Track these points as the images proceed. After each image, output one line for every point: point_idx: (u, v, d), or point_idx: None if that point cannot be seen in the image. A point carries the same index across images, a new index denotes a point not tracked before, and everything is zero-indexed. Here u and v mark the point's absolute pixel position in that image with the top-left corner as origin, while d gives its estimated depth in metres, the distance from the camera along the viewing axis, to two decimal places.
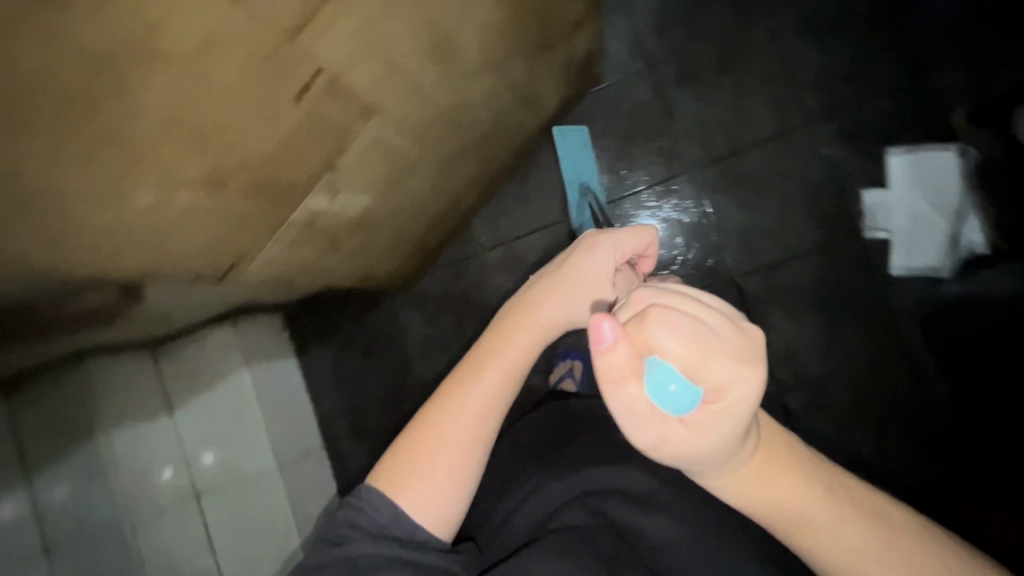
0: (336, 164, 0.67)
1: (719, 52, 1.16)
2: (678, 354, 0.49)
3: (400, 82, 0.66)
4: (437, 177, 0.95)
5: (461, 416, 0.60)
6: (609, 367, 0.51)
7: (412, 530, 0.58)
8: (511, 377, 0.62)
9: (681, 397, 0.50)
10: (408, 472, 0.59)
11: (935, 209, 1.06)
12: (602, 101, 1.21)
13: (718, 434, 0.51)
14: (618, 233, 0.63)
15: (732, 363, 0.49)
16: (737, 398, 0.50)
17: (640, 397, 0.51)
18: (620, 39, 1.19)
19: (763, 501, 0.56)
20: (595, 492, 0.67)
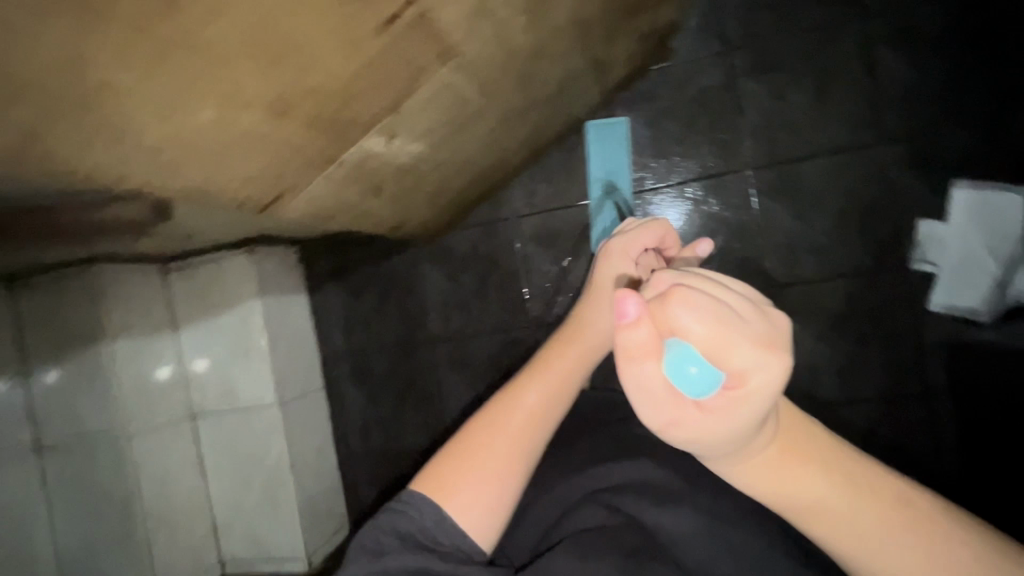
0: (403, 106, 0.62)
1: (801, 47, 1.09)
2: (701, 334, 0.44)
3: (486, 26, 0.60)
4: (493, 134, 0.89)
5: (510, 424, 0.59)
6: (628, 344, 0.46)
7: (456, 538, 0.56)
8: (563, 385, 0.62)
9: (701, 382, 0.45)
10: (453, 478, 0.58)
11: (989, 252, 1.02)
12: (668, 80, 1.14)
13: (740, 422, 0.46)
14: (630, 233, 0.66)
15: (756, 348, 0.44)
16: (759, 385, 0.45)
17: (659, 379, 0.46)
18: (699, 16, 1.12)
19: (776, 491, 0.51)
20: (609, 488, 0.65)
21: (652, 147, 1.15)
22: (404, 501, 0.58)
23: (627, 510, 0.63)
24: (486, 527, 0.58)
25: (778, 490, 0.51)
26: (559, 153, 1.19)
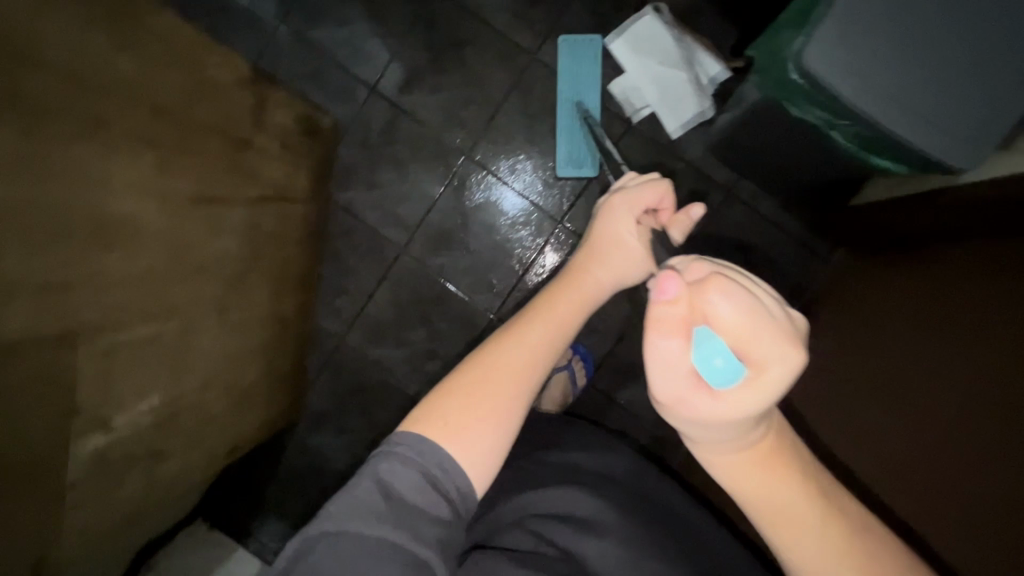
0: (76, 400, 0.61)
1: (424, 44, 1.18)
2: (725, 322, 0.49)
3: (89, 287, 0.60)
4: (234, 319, 0.89)
5: (517, 358, 0.62)
6: (659, 317, 0.51)
7: (456, 478, 0.55)
8: (566, 326, 0.67)
9: (718, 372, 0.49)
10: (460, 400, 0.58)
11: (670, 65, 1.10)
12: (356, 145, 1.20)
13: (743, 415, 0.49)
14: (635, 191, 0.71)
15: (780, 345, 0.48)
16: (776, 380, 0.48)
17: (678, 356, 0.51)
18: (335, 84, 1.18)
19: (751, 491, 0.51)
20: (539, 514, 0.67)
21: (392, 201, 1.21)
22: (404, 440, 0.56)
23: (552, 537, 0.63)
24: (484, 470, 0.57)
25: (761, 499, 0.51)
26: (330, 264, 1.22)
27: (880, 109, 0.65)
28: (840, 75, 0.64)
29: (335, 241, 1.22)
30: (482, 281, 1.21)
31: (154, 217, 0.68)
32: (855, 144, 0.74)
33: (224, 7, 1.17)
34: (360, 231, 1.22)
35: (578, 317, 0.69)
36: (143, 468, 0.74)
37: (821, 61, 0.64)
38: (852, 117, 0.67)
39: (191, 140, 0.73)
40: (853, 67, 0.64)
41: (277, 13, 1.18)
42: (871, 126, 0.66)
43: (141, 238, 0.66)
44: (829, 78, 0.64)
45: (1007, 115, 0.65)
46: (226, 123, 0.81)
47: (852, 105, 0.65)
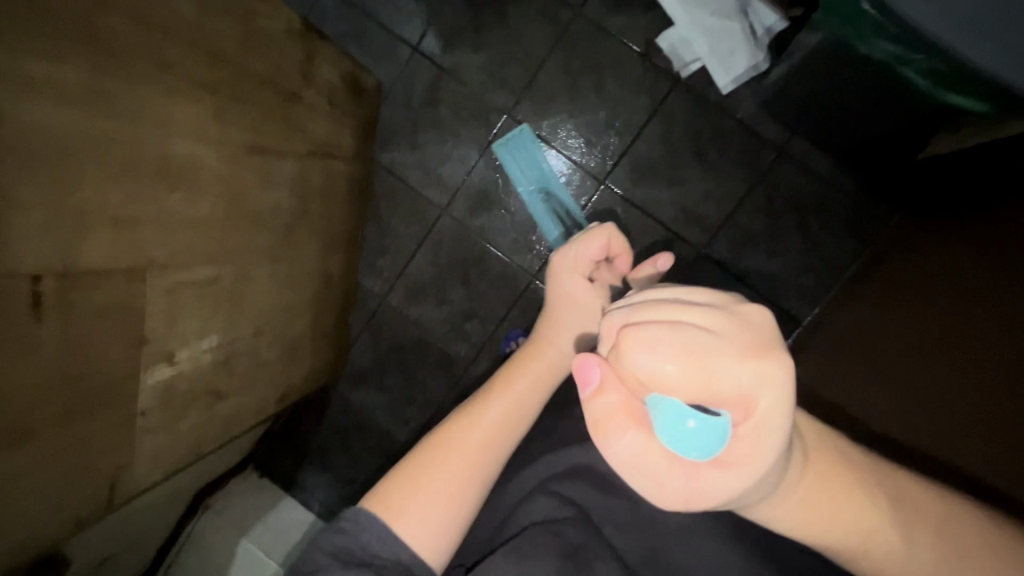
0: (147, 333, 0.64)
1: (467, 1, 1.16)
2: (676, 379, 0.37)
3: (157, 224, 0.63)
4: (284, 270, 0.92)
5: (467, 441, 0.65)
6: (602, 418, 0.41)
7: (397, 550, 0.58)
8: (518, 406, 0.68)
9: (697, 439, 0.38)
10: (413, 484, 0.62)
11: (722, 16, 1.05)
12: (397, 106, 1.20)
13: (752, 473, 0.39)
14: (574, 249, 0.71)
15: (747, 366, 0.37)
16: (768, 409, 0.38)
17: (650, 457, 0.40)
18: (377, 44, 1.19)
19: (817, 530, 0.47)
20: (558, 478, 0.67)
21: (433, 162, 1.21)
22: (359, 517, 0.60)
23: (575, 499, 0.65)
24: (433, 544, 0.60)
25: (829, 531, 0.46)
26: (372, 225, 1.24)
27: (961, 36, 0.60)
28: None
29: (377, 202, 1.24)
30: (521, 241, 1.20)
31: (213, 160, 0.70)
32: (929, 81, 0.71)
33: None
34: (402, 192, 1.23)
35: (533, 398, 0.69)
36: (203, 405, 0.78)
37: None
38: (926, 49, 0.64)
39: (246, 87, 0.75)
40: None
41: None
42: (949, 55, 0.62)
43: (201, 179, 0.68)
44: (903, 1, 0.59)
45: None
46: (277, 74, 0.82)
47: (928, 31, 0.60)
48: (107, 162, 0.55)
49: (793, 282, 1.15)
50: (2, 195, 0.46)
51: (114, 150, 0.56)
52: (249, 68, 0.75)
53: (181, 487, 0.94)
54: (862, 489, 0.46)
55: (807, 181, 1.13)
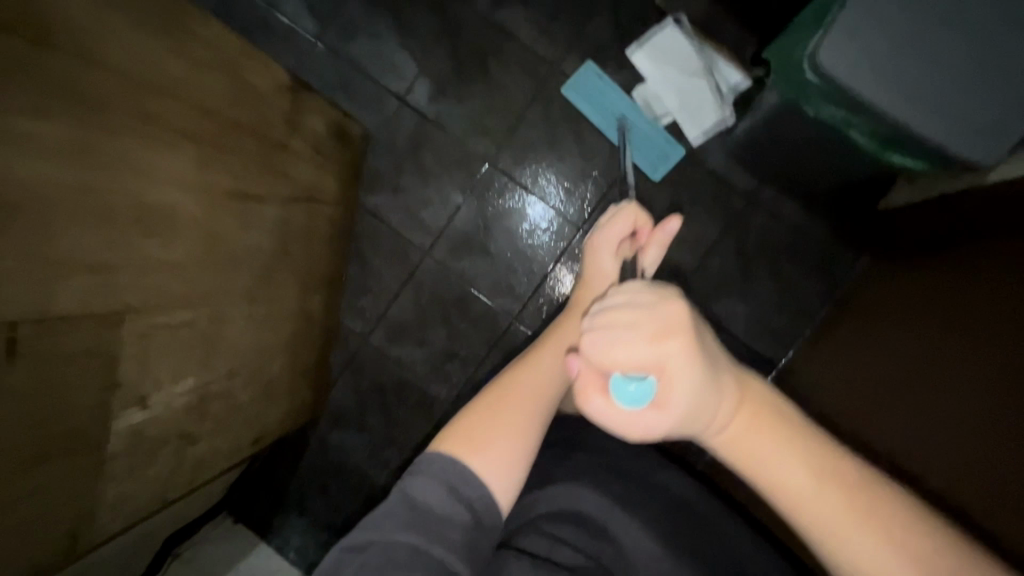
0: (120, 377, 0.65)
1: (451, 57, 1.22)
2: (611, 356, 0.51)
3: (136, 270, 0.65)
4: (262, 312, 0.93)
5: (530, 386, 0.71)
6: (578, 382, 0.53)
7: (477, 487, 0.59)
8: (574, 349, 0.75)
9: (636, 396, 0.51)
10: (483, 424, 0.65)
11: (692, 74, 1.12)
12: (383, 153, 1.25)
13: (683, 414, 0.51)
14: (610, 224, 0.76)
15: (658, 341, 0.50)
16: (678, 367, 0.50)
17: (613, 415, 0.52)
18: (365, 95, 1.24)
19: (755, 475, 0.51)
20: (550, 516, 0.67)
21: (416, 206, 1.25)
22: (433, 460, 0.61)
23: (566, 538, 0.65)
24: (504, 485, 0.62)
25: (768, 479, 0.51)
26: (355, 267, 1.26)
27: (900, 107, 0.65)
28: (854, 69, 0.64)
29: (360, 244, 1.26)
30: (502, 284, 1.23)
31: (195, 208, 0.72)
32: (874, 142, 0.76)
33: (262, 23, 1.25)
34: (385, 235, 1.26)
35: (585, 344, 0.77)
36: (173, 449, 0.77)
37: (839, 58, 0.65)
38: (867, 114, 0.69)
39: (232, 138, 0.78)
40: (873, 63, 0.65)
41: (311, 29, 1.25)
42: (891, 123, 0.67)
43: (182, 226, 0.71)
44: (845, 75, 0.65)
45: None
46: (265, 127, 0.86)
47: (870, 102, 0.65)
48: (92, 212, 0.57)
49: (764, 325, 1.17)
50: None
51: (98, 201, 0.58)
52: (238, 121, 0.79)
53: (148, 534, 0.91)
54: (795, 444, 0.51)
55: (776, 228, 1.17)
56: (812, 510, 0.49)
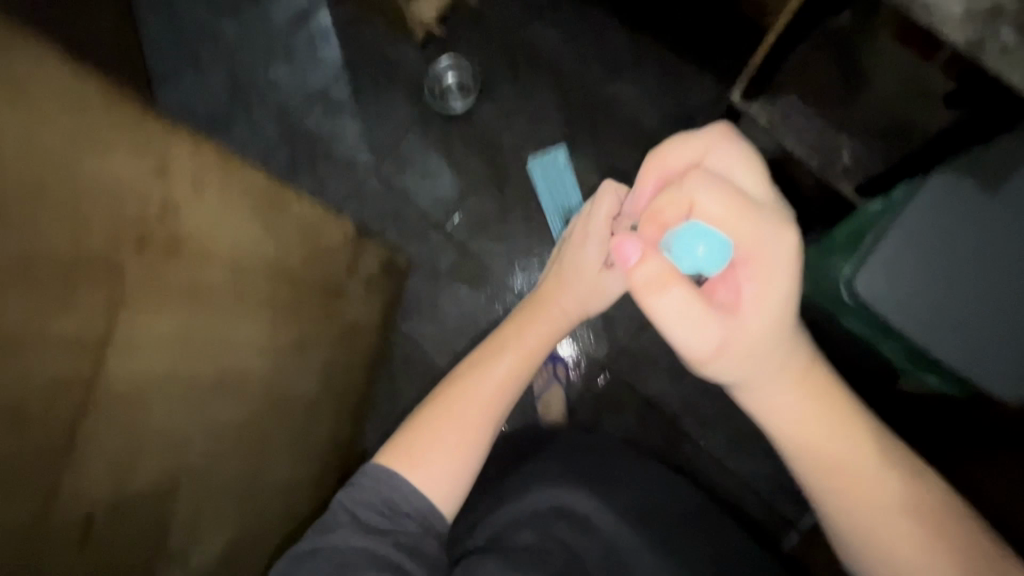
0: (169, 544, 0.65)
1: (495, 199, 1.32)
2: (711, 207, 0.63)
3: (202, 434, 0.67)
4: (298, 452, 0.94)
5: (481, 395, 0.77)
6: (645, 278, 0.62)
7: (416, 503, 0.70)
8: (527, 359, 0.82)
9: (710, 260, 0.63)
10: (430, 429, 0.74)
11: None
12: (422, 280, 1.31)
13: (771, 305, 0.63)
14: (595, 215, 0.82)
15: (773, 226, 0.62)
16: (778, 257, 0.62)
17: (686, 297, 0.62)
18: (410, 224, 1.33)
19: (805, 436, 0.62)
20: (541, 513, 0.76)
21: (449, 333, 1.30)
22: (378, 472, 0.71)
23: (556, 533, 0.75)
24: (446, 493, 0.72)
25: (809, 431, 0.62)
26: (384, 387, 1.29)
27: (931, 338, 0.70)
28: (885, 297, 0.70)
29: (392, 366, 1.30)
30: (524, 413, 1.28)
31: (259, 365, 0.76)
32: (909, 360, 0.77)
33: (326, 154, 1.38)
34: (417, 359, 1.30)
35: (540, 350, 0.84)
36: None
37: (873, 285, 0.70)
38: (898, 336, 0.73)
39: (299, 297, 0.83)
40: (907, 293, 0.70)
41: (368, 160, 1.37)
42: (922, 351, 0.71)
43: (246, 385, 0.74)
44: (879, 304, 0.70)
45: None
46: (330, 277, 0.92)
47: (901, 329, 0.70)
48: (177, 390, 0.61)
49: (776, 475, 1.24)
50: (87, 441, 0.52)
51: (185, 381, 0.62)
52: (308, 277, 0.85)
53: None
54: (846, 412, 0.62)
55: None
56: (858, 463, 0.60)
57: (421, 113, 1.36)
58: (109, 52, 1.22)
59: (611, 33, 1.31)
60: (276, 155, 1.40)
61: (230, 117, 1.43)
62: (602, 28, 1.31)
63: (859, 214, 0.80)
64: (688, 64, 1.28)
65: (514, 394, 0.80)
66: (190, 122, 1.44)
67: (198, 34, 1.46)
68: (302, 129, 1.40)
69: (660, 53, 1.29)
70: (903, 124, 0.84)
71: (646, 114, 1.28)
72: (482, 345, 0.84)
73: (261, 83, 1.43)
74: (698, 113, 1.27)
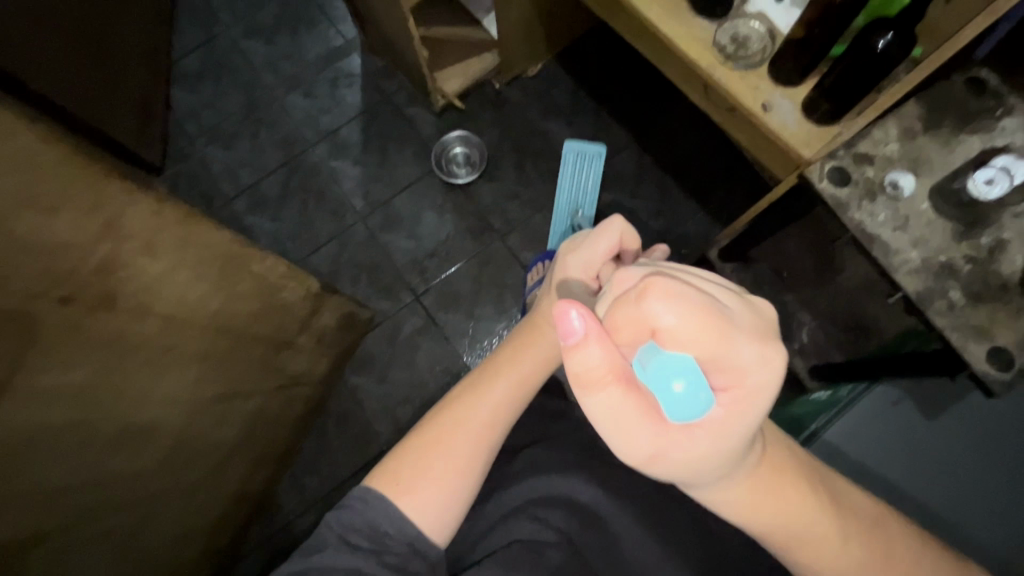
0: None
1: (472, 274, 1.32)
2: (676, 334, 0.42)
3: (84, 483, 0.62)
4: (198, 502, 0.88)
5: (473, 419, 0.63)
6: (583, 369, 0.44)
7: (404, 529, 0.58)
8: (525, 383, 0.66)
9: (688, 400, 0.43)
10: (421, 450, 0.62)
11: None
12: (381, 337, 1.30)
13: (733, 428, 0.45)
14: (586, 253, 0.66)
15: (758, 347, 0.44)
16: (755, 383, 0.44)
17: (623, 408, 0.44)
18: (383, 279, 1.33)
19: (769, 521, 0.52)
20: (539, 500, 0.65)
21: (394, 400, 1.26)
22: (362, 495, 0.60)
23: (554, 523, 0.64)
24: (438, 521, 0.60)
25: (767, 521, 0.52)
26: (312, 438, 1.24)
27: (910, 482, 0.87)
28: (846, 439, 0.88)
29: (326, 418, 1.26)
30: None
31: (174, 419, 0.72)
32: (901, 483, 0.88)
33: (321, 191, 1.39)
34: (354, 415, 1.26)
35: (539, 377, 0.68)
36: None
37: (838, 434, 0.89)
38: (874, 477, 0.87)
39: (240, 349, 0.80)
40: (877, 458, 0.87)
41: (359, 206, 1.37)
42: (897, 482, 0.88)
43: (153, 438, 0.70)
44: (844, 445, 0.88)
45: (991, 522, 0.86)
46: (279, 330, 0.89)
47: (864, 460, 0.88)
48: (65, 440, 0.57)
49: None
50: None
51: (78, 431, 0.58)
52: (254, 332, 0.82)
53: None
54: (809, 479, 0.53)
55: None
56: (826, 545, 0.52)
57: (422, 175, 1.38)
58: (125, 54, 1.25)
59: (619, 146, 1.36)
60: (271, 182, 1.41)
61: (237, 135, 1.45)
62: (613, 140, 1.36)
63: (801, 399, 0.90)
64: (686, 194, 1.32)
65: (511, 423, 0.66)
66: (197, 131, 1.46)
67: (230, 51, 1.50)
68: (304, 162, 1.41)
69: (659, 176, 1.33)
70: (860, 317, 0.89)
71: (635, 231, 1.31)
72: (477, 366, 0.69)
73: (276, 108, 1.45)
74: (685, 242, 1.30)
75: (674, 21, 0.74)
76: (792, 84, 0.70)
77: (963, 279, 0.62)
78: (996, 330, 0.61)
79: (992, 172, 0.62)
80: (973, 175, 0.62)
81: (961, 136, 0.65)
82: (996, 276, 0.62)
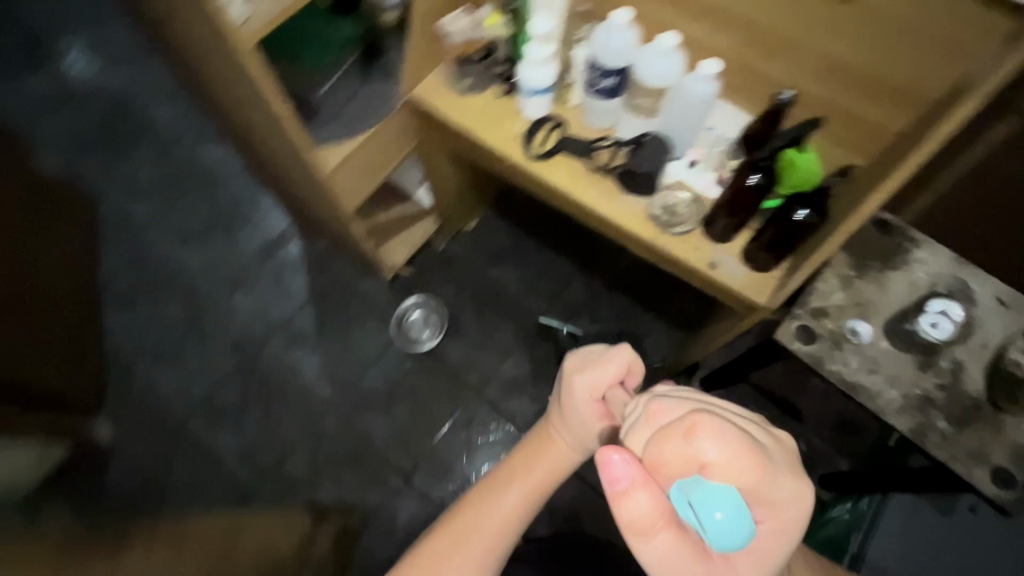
0: None
1: (457, 438, 1.29)
2: (723, 468, 0.45)
3: None
4: None
5: (491, 520, 0.68)
6: (632, 514, 0.47)
7: None
8: (538, 492, 0.70)
9: (731, 529, 0.44)
10: (442, 547, 0.66)
11: None
12: (375, 532, 1.22)
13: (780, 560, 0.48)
14: (594, 377, 0.65)
15: (795, 481, 0.47)
16: (795, 515, 0.47)
17: (678, 551, 0.47)
18: (366, 466, 1.27)
19: None
20: None
21: None
22: None
23: None
24: None
25: None
26: None
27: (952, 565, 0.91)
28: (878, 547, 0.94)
29: None
30: None
31: None
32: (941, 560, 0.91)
33: (282, 389, 1.34)
34: None
35: (550, 486, 0.71)
36: None
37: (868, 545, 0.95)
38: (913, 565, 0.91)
39: None
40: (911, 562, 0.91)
41: (326, 395, 1.33)
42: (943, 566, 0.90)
43: None
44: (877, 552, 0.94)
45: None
46: None
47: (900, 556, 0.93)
48: None
49: None
50: None
51: None
52: None
53: None
54: None
55: None
56: None
57: (385, 348, 1.36)
58: (55, 318, 1.30)
59: (569, 277, 1.42)
60: (227, 391, 1.34)
61: (182, 349, 1.38)
62: (561, 273, 1.43)
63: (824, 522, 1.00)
64: (642, 309, 1.39)
65: (524, 525, 0.70)
66: (136, 352, 1.38)
67: (162, 263, 1.47)
68: (260, 362, 1.36)
69: (613, 297, 1.40)
70: None
71: None
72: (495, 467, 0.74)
73: (220, 312, 1.42)
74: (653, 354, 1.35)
75: (607, 201, 0.81)
76: (727, 239, 0.78)
77: (944, 409, 0.71)
78: (990, 451, 0.70)
79: (932, 316, 0.72)
80: (919, 320, 0.73)
81: (890, 274, 0.76)
82: (967, 397, 0.72)
